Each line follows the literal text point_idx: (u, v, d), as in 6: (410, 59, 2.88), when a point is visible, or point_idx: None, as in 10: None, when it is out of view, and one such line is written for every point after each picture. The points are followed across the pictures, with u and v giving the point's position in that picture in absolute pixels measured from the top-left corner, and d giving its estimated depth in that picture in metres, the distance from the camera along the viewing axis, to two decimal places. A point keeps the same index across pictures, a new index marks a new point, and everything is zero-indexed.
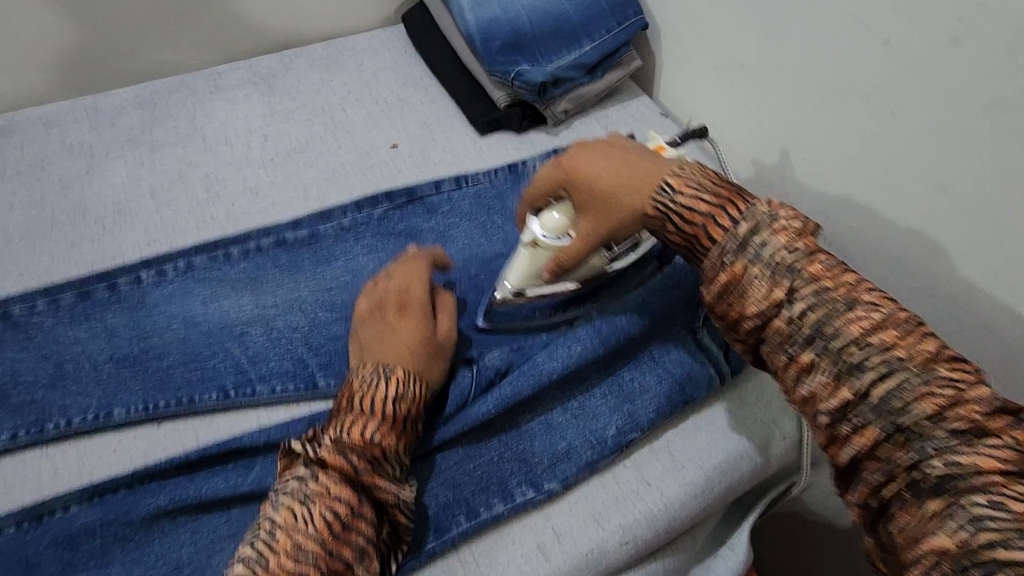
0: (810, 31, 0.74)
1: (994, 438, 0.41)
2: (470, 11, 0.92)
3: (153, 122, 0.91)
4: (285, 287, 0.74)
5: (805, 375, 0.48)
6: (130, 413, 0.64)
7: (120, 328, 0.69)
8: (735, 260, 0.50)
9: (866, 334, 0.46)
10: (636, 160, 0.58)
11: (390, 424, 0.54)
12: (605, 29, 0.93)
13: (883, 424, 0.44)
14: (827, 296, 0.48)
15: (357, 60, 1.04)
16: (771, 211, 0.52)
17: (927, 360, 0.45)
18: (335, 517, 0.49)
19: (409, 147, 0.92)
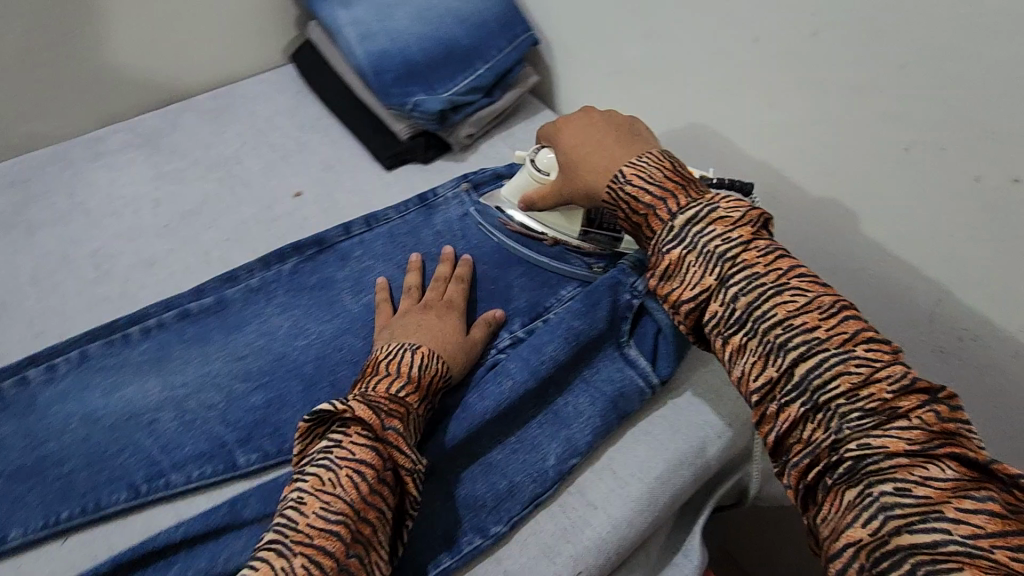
0: (689, 34, 0.77)
1: (902, 420, 0.46)
2: (358, 45, 0.90)
3: (27, 202, 0.84)
4: (194, 363, 0.70)
5: (737, 356, 0.53)
6: (27, 533, 0.58)
7: (9, 439, 0.63)
8: (671, 250, 0.56)
9: (791, 317, 0.50)
10: (617, 143, 0.66)
11: (413, 386, 0.59)
12: (496, 49, 0.93)
13: (802, 402, 0.49)
14: (758, 280, 0.52)
15: (249, 107, 1.00)
16: (712, 202, 0.57)
17: (847, 344, 0.49)
18: (362, 480, 0.50)
19: (314, 193, 0.88)
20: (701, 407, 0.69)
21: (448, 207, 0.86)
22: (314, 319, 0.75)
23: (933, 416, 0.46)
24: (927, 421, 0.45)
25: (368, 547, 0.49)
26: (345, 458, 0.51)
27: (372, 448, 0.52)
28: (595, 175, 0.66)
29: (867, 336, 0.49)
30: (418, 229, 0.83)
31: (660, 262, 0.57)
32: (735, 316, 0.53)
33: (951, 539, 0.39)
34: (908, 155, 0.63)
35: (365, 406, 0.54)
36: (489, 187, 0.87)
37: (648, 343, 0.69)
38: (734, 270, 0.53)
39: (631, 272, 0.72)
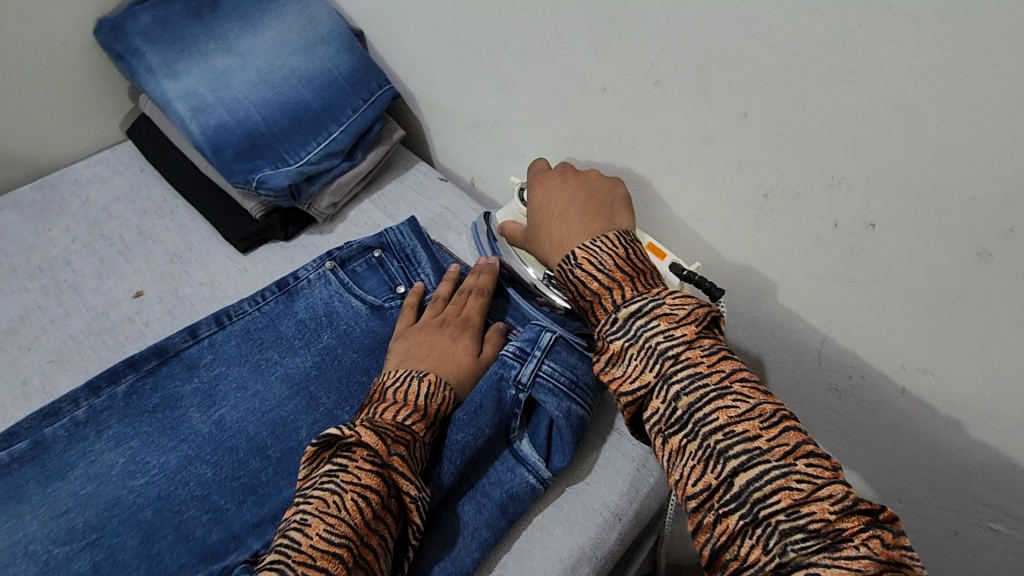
0: (540, 84, 0.72)
1: (850, 548, 0.41)
2: (192, 120, 0.81)
3: None
4: (4, 527, 0.59)
5: (676, 458, 0.49)
6: None
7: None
8: (614, 340, 0.54)
9: (732, 423, 0.48)
10: (577, 213, 0.65)
11: (420, 415, 0.58)
12: (351, 108, 0.85)
13: (742, 514, 0.45)
14: (701, 380, 0.50)
15: (82, 197, 0.88)
16: (659, 296, 0.55)
17: (789, 457, 0.46)
18: (367, 504, 0.50)
19: (158, 290, 0.78)
20: (599, 489, 0.63)
21: (313, 290, 0.77)
22: (155, 449, 0.64)
23: (880, 542, 0.42)
24: (876, 549, 0.41)
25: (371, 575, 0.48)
26: (351, 482, 0.50)
27: (378, 472, 0.52)
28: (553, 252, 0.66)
29: (811, 449, 0.46)
30: (277, 321, 0.74)
31: (605, 351, 0.55)
32: (677, 416, 0.50)
33: None
34: (769, 201, 0.60)
35: (370, 432, 0.54)
36: (358, 262, 0.80)
37: (541, 437, 0.63)
38: (678, 367, 0.51)
39: (514, 361, 0.64)
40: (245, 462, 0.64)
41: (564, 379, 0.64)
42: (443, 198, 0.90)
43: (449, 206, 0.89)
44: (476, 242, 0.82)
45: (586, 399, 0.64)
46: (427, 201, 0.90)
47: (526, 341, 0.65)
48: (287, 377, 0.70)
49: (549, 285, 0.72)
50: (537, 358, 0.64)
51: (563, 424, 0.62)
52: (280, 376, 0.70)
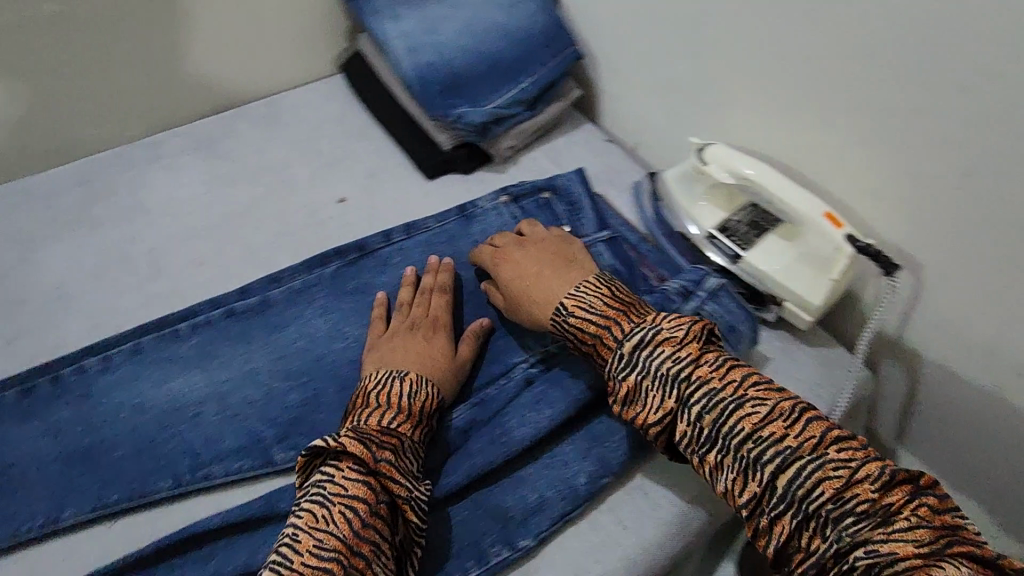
0: (739, 54, 0.76)
1: (901, 522, 0.48)
2: (405, 58, 0.91)
3: (93, 199, 0.90)
4: (238, 358, 0.73)
5: (717, 472, 0.54)
6: (83, 513, 0.62)
7: (66, 424, 0.67)
8: (626, 375, 0.58)
9: (757, 430, 0.53)
10: (549, 273, 0.70)
11: (405, 416, 0.61)
12: (541, 63, 0.94)
13: (792, 512, 0.51)
14: (717, 395, 0.55)
15: (299, 115, 1.03)
16: (653, 324, 0.60)
17: (819, 448, 0.51)
18: (356, 515, 0.52)
19: (358, 199, 0.91)
20: None
21: (490, 219, 0.86)
22: (353, 323, 0.76)
23: (928, 508, 0.48)
24: (925, 517, 0.48)
25: None
26: (338, 494, 0.53)
27: (365, 482, 0.54)
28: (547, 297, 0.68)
29: (838, 436, 0.52)
30: (457, 239, 0.84)
31: (620, 393, 0.59)
32: (704, 436, 0.55)
33: None
34: (966, 182, 0.63)
35: (355, 442, 0.56)
36: (529, 200, 0.88)
37: None
38: (693, 389, 0.56)
39: (676, 298, 0.68)
40: None
41: (721, 322, 0.67)
42: (608, 157, 0.96)
43: (614, 165, 0.95)
44: (637, 203, 0.89)
45: (739, 344, 0.67)
46: (594, 157, 0.96)
47: (689, 282, 0.69)
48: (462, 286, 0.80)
49: (711, 243, 0.77)
50: (699, 299, 0.68)
51: None
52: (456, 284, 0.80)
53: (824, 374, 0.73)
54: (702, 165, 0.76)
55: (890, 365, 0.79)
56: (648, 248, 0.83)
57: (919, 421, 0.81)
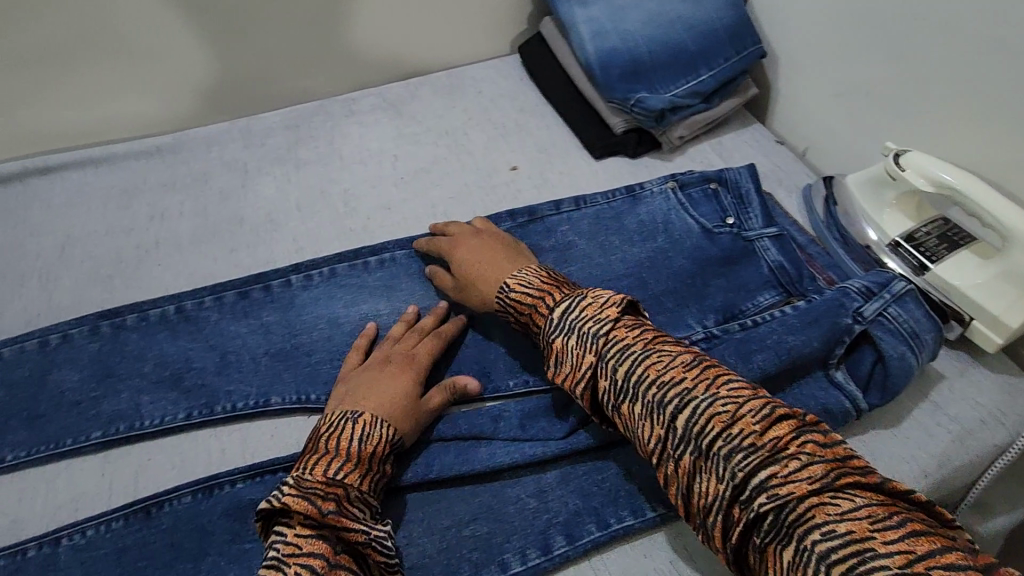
0: (954, 59, 0.73)
1: (792, 461, 0.45)
2: (590, 42, 0.94)
3: (297, 143, 1.02)
4: (417, 294, 0.79)
5: (632, 422, 0.53)
6: (285, 402, 0.70)
7: (275, 327, 0.76)
8: (556, 336, 0.58)
9: (661, 375, 0.52)
10: (502, 259, 0.71)
11: (353, 464, 0.57)
12: (723, 57, 0.95)
13: (691, 453, 0.49)
14: (628, 349, 0.54)
15: (477, 88, 1.10)
16: (587, 292, 0.60)
17: (712, 388, 0.50)
18: (311, 573, 0.48)
19: (528, 170, 0.96)
20: (907, 443, 0.66)
21: (657, 202, 0.88)
22: None
23: (813, 445, 0.47)
24: (813, 454, 0.46)
25: None
26: (293, 553, 0.50)
27: (320, 536, 0.51)
28: (487, 286, 0.70)
29: (727, 378, 0.51)
30: (622, 216, 0.87)
31: (551, 353, 0.58)
32: (619, 386, 0.54)
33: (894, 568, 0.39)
34: None
35: (297, 497, 0.52)
36: (696, 189, 0.88)
37: (860, 372, 0.66)
38: (609, 345, 0.55)
39: (857, 296, 0.67)
40: None
41: (905, 325, 0.65)
42: (777, 158, 0.95)
43: (782, 167, 0.94)
44: (808, 205, 0.87)
45: (922, 353, 0.65)
46: (762, 157, 0.96)
47: (873, 282, 0.68)
48: (625, 260, 0.83)
49: (894, 251, 0.75)
50: (883, 300, 0.66)
51: (892, 364, 0.64)
52: (618, 258, 0.83)
53: (1008, 402, 0.69)
54: (897, 171, 0.74)
55: None
56: (816, 250, 0.82)
57: None
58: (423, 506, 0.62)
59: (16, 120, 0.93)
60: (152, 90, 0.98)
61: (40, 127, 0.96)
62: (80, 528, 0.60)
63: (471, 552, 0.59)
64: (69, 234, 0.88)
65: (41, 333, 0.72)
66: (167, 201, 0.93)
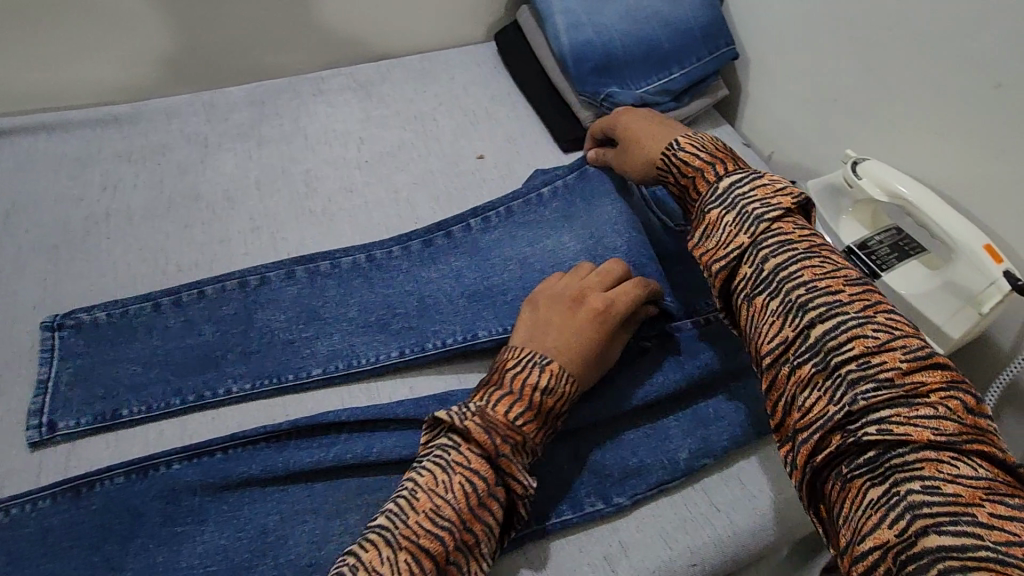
0: (914, 70, 0.74)
1: (925, 407, 0.44)
2: (564, 33, 0.93)
3: (262, 119, 0.99)
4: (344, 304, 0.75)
5: (759, 315, 0.53)
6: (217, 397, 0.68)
7: (466, 271, 0.77)
8: (711, 208, 0.58)
9: (817, 280, 0.51)
10: (666, 125, 0.69)
11: (532, 414, 0.57)
12: (695, 57, 0.94)
13: (814, 363, 0.48)
14: (788, 246, 0.53)
15: (450, 74, 1.09)
16: (760, 174, 0.59)
17: (868, 313, 0.49)
18: (473, 493, 0.53)
19: (495, 159, 0.95)
20: None
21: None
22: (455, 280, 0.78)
23: (961, 405, 0.44)
24: (955, 413, 0.44)
25: (468, 557, 0.52)
26: (460, 464, 0.54)
27: (489, 464, 0.54)
28: (649, 142, 0.68)
29: (891, 313, 0.49)
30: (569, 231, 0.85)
31: (701, 222, 0.59)
32: (762, 276, 0.53)
33: (981, 544, 0.38)
34: None
35: (483, 427, 0.55)
36: None
37: None
38: (769, 233, 0.54)
39: None
40: None
41: None
42: None
43: None
44: None
45: None
46: None
47: None
48: None
49: (847, 258, 0.76)
50: None
51: None
52: None
53: None
54: (853, 177, 0.74)
55: (1014, 422, 0.73)
56: None
57: None
58: (362, 491, 0.62)
59: None
60: (89, 53, 0.93)
61: None
62: (3, 507, 0.59)
63: None
64: (17, 201, 0.85)
65: (240, 274, 0.75)
66: (121, 173, 0.90)
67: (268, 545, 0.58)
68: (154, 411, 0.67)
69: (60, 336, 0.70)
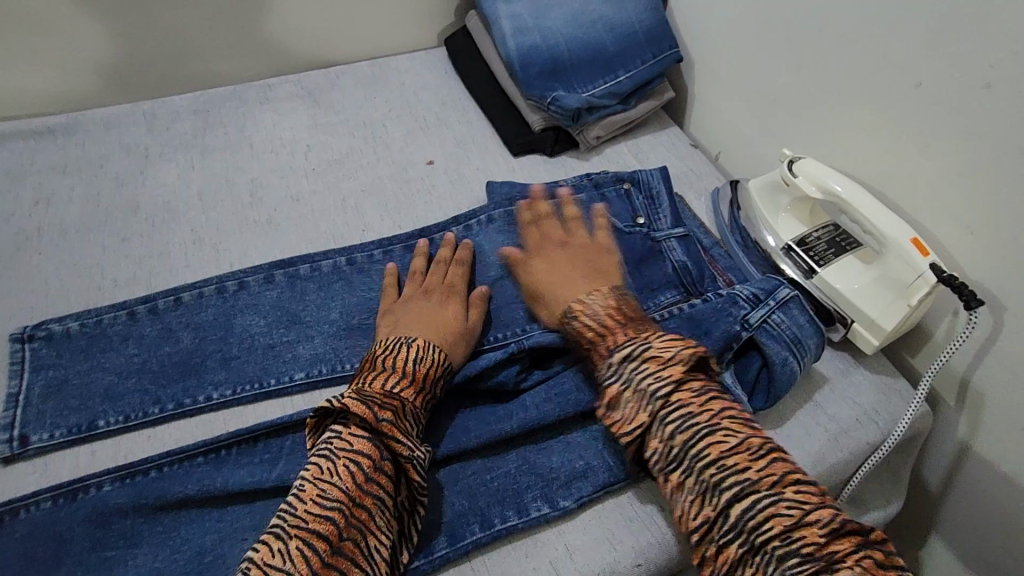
0: (843, 70, 0.76)
1: (845, 570, 0.48)
2: (510, 38, 0.93)
3: (206, 128, 0.97)
4: (307, 310, 0.76)
5: (677, 492, 0.56)
6: (162, 411, 0.67)
7: None
8: (611, 384, 0.60)
9: (724, 458, 0.54)
10: (580, 274, 0.71)
11: (408, 381, 0.61)
12: (640, 59, 0.95)
13: (740, 543, 0.52)
14: (692, 419, 0.57)
15: (400, 80, 1.08)
16: (648, 340, 0.61)
17: (777, 485, 0.52)
18: (358, 469, 0.55)
19: (445, 164, 0.95)
20: (788, 442, 0.68)
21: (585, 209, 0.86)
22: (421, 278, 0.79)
23: (871, 561, 0.49)
24: (869, 570, 0.48)
25: (365, 532, 0.53)
26: (343, 449, 0.56)
27: (370, 441, 0.56)
28: (557, 295, 0.71)
29: (795, 476, 0.53)
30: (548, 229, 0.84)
31: (603, 398, 0.61)
32: (673, 454, 0.57)
33: None
34: None
35: (357, 401, 0.57)
36: (610, 189, 0.89)
37: (748, 376, 0.68)
38: (671, 410, 0.57)
39: (745, 303, 0.70)
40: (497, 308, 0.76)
41: (788, 332, 0.67)
42: (690, 162, 0.97)
43: (694, 169, 0.96)
44: (715, 209, 0.89)
45: (805, 357, 0.67)
46: (676, 160, 0.97)
47: (760, 289, 0.70)
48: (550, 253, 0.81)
49: (787, 255, 0.78)
50: (768, 307, 0.69)
51: (777, 371, 0.66)
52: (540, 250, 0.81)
53: (883, 403, 0.71)
54: (790, 177, 0.76)
55: (952, 409, 0.75)
56: (720, 253, 0.84)
57: (962, 477, 0.77)
58: None
59: None
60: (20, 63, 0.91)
61: None
62: None
63: None
64: None
65: (218, 279, 0.77)
66: (56, 185, 0.87)
67: (204, 567, 0.56)
68: (131, 420, 0.66)
69: (31, 347, 0.70)
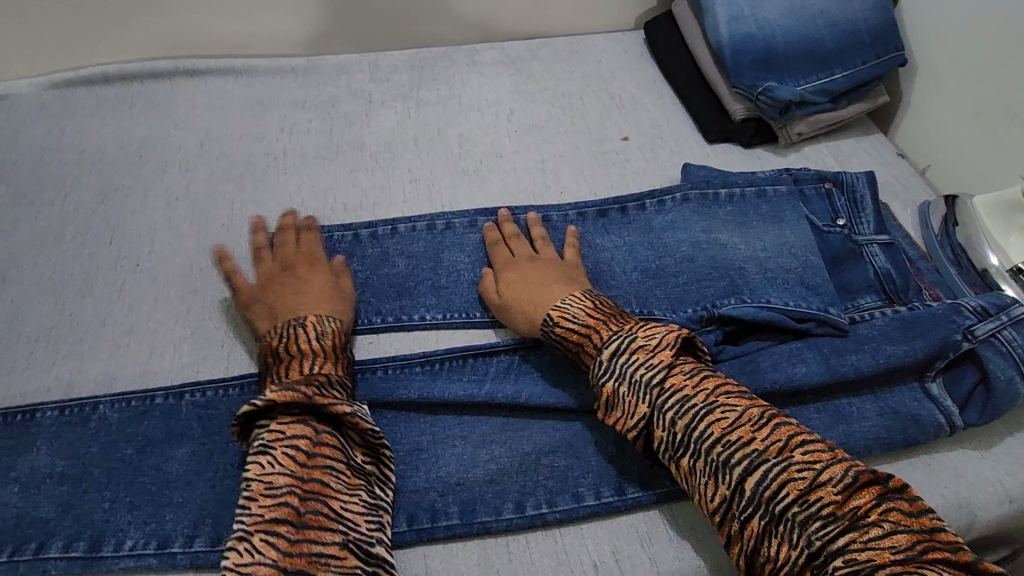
0: None
1: (873, 528, 0.46)
2: (725, 25, 0.93)
3: (420, 83, 1.06)
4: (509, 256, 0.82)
5: (689, 477, 0.55)
6: (384, 321, 0.75)
7: (639, 247, 0.82)
8: (607, 381, 0.59)
9: (727, 434, 0.53)
10: (555, 284, 0.72)
11: (324, 358, 0.65)
12: (861, 59, 0.92)
13: (763, 517, 0.50)
14: (688, 401, 0.55)
15: (598, 57, 1.12)
16: (630, 332, 0.61)
17: (784, 451, 0.51)
18: (298, 450, 0.56)
19: (639, 142, 0.97)
20: (995, 467, 0.65)
21: (783, 202, 0.84)
22: (613, 241, 0.83)
23: (895, 513, 0.47)
24: (895, 523, 0.46)
25: (327, 501, 0.54)
26: (276, 438, 0.56)
27: (300, 419, 0.58)
28: (534, 305, 0.70)
29: (803, 438, 0.52)
30: (743, 214, 0.83)
31: (599, 397, 0.60)
32: (678, 440, 0.55)
33: None
34: None
35: (278, 391, 0.58)
36: (810, 186, 0.87)
37: (960, 390, 0.67)
38: (665, 395, 0.56)
39: (971, 314, 0.67)
40: (688, 283, 0.78)
41: (1019, 350, 0.65)
42: (896, 171, 0.93)
43: (900, 179, 0.92)
44: (923, 221, 0.85)
45: None
46: (880, 167, 0.94)
47: (991, 304, 0.68)
48: (746, 238, 0.81)
49: (1013, 278, 0.74)
50: (999, 322, 0.66)
51: (999, 388, 0.64)
52: (734, 234, 0.81)
53: None
54: None
55: None
56: (926, 266, 0.81)
57: None
58: (507, 428, 0.66)
59: (175, 21, 1.00)
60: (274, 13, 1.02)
61: (194, 30, 1.02)
62: (201, 389, 0.68)
63: (547, 479, 0.63)
64: (208, 133, 0.96)
65: (430, 217, 0.84)
66: (296, 117, 0.99)
67: (421, 461, 0.64)
68: (358, 325, 0.75)
69: None
